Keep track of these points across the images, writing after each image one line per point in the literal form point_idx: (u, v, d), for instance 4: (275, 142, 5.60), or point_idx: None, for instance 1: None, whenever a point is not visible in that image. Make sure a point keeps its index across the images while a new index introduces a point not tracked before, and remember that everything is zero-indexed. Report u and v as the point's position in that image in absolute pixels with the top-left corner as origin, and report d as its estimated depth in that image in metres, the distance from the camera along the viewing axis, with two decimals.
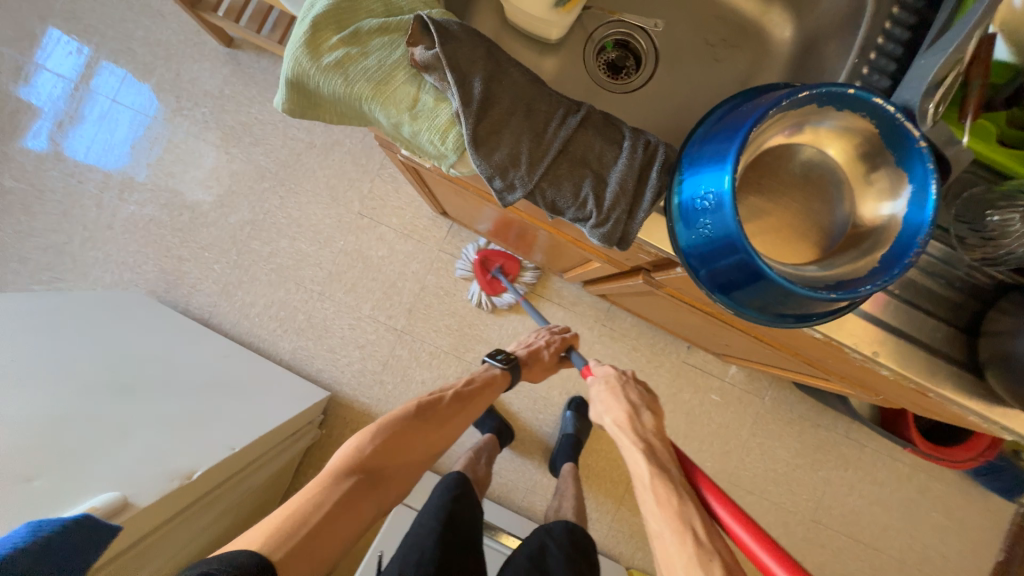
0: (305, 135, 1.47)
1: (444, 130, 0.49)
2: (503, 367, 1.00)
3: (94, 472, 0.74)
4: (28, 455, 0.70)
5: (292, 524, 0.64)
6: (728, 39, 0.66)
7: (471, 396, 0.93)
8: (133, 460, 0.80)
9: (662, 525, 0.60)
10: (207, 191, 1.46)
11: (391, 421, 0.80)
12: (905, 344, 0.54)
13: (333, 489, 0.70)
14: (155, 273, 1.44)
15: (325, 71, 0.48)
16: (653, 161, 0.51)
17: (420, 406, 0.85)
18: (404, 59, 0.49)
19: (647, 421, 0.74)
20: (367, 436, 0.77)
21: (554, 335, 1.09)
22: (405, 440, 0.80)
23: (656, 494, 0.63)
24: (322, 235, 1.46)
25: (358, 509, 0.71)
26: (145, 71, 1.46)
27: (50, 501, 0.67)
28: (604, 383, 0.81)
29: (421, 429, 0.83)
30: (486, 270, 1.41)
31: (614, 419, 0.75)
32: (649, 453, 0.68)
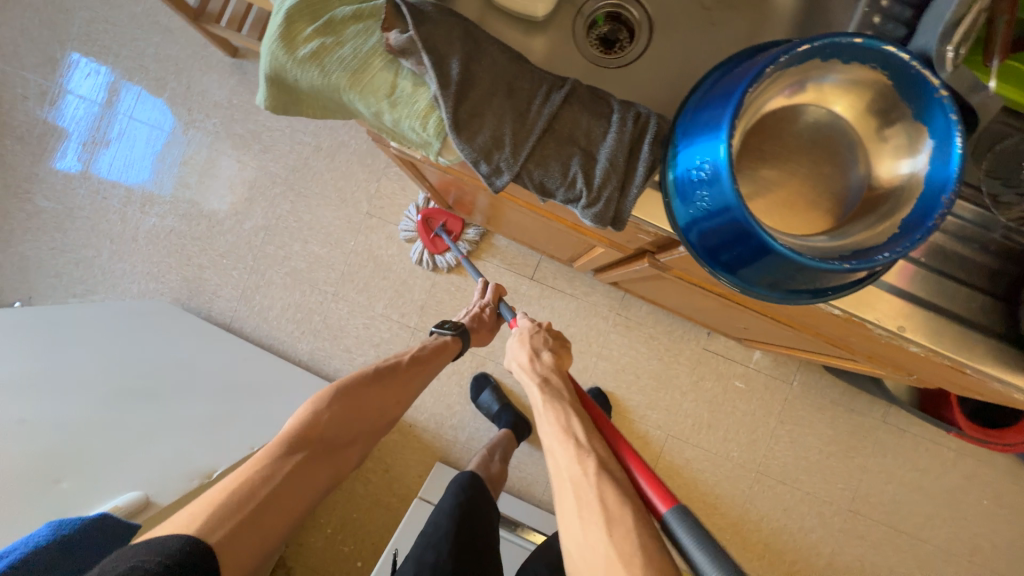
0: (311, 139, 1.49)
1: (424, 116, 0.48)
2: (452, 335, 0.99)
3: (116, 475, 0.77)
4: (54, 460, 0.74)
5: (238, 499, 0.65)
6: (726, 1, 0.62)
7: (426, 361, 0.94)
8: (155, 460, 0.83)
9: (551, 438, 0.65)
10: (223, 200, 1.50)
11: (342, 389, 0.81)
12: (936, 318, 0.49)
13: (286, 457, 0.71)
14: (178, 281, 1.49)
15: (300, 62, 0.47)
16: (644, 133, 0.48)
17: (373, 370, 0.87)
18: (380, 45, 0.47)
19: (547, 355, 0.79)
20: (321, 403, 0.78)
21: (484, 298, 1.10)
22: (357, 405, 0.81)
23: (547, 414, 0.68)
24: (333, 236, 1.48)
25: (311, 475, 0.73)
26: (157, 87, 1.51)
27: (74, 504, 0.71)
28: (518, 332, 0.85)
29: (372, 395, 0.85)
30: (429, 229, 1.41)
31: (518, 362, 0.79)
32: (545, 383, 0.73)
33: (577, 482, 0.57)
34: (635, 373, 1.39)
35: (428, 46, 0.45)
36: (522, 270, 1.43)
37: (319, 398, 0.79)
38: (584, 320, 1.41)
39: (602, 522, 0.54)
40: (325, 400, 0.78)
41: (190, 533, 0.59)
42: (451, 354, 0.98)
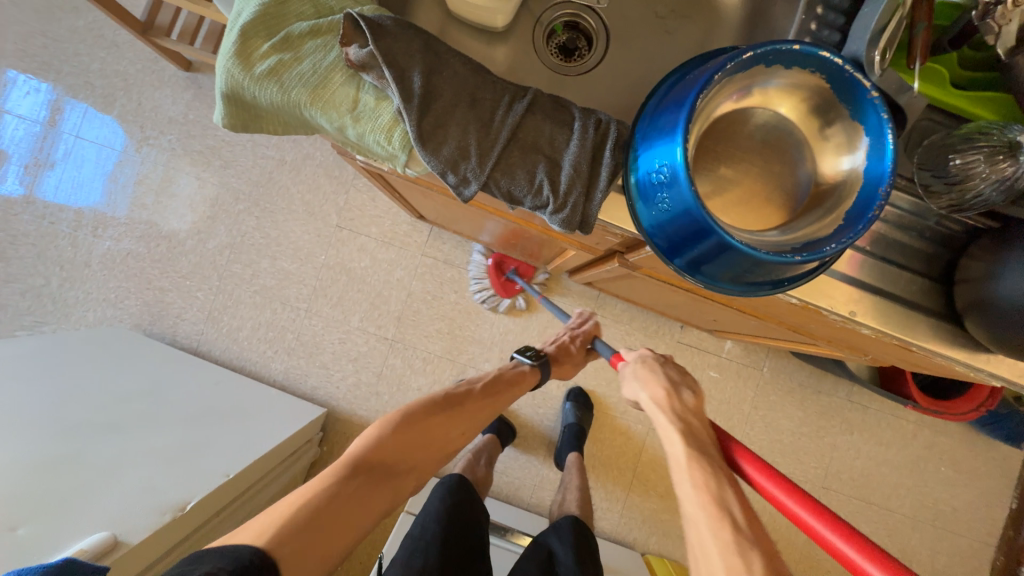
0: (274, 152, 1.45)
1: (388, 130, 0.48)
2: (534, 362, 1.01)
3: (79, 516, 0.73)
4: (8, 506, 0.69)
5: (303, 517, 0.62)
6: (677, 10, 0.65)
7: (500, 392, 0.95)
8: (121, 496, 0.79)
9: (699, 511, 0.50)
10: (183, 218, 1.44)
11: (417, 416, 0.80)
12: (883, 301, 0.53)
13: (349, 478, 0.68)
14: (138, 306, 1.42)
15: (258, 79, 0.47)
16: (606, 139, 0.49)
17: (444, 397, 0.86)
18: (340, 60, 0.47)
19: (688, 399, 0.64)
20: (393, 426, 0.77)
21: (576, 329, 1.11)
22: (431, 430, 0.81)
23: (699, 474, 0.53)
24: (303, 251, 1.44)
25: (372, 501, 0.69)
26: (106, 104, 1.44)
27: (33, 551, 0.66)
28: (642, 363, 0.72)
29: (445, 424, 0.83)
30: (500, 272, 1.38)
31: (653, 397, 0.65)
32: (687, 433, 0.58)
33: None
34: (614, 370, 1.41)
35: (388, 59, 0.46)
36: None
37: (388, 419, 0.78)
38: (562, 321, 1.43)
39: None
40: (400, 424, 0.77)
41: (258, 546, 0.57)
42: (526, 387, 1.00)
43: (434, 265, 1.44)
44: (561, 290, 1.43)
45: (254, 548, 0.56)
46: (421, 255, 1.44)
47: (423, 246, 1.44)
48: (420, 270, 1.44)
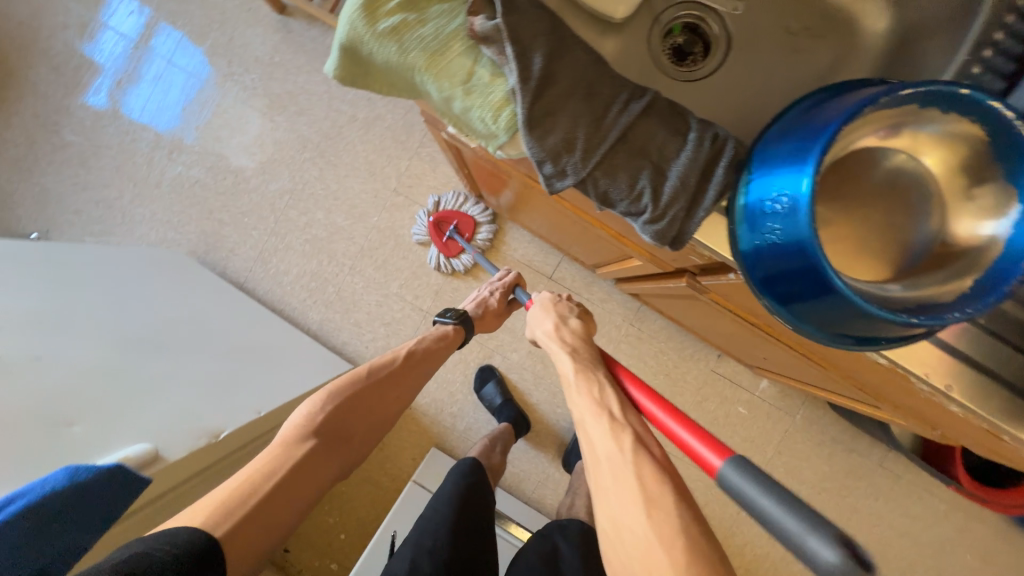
0: (348, 108, 1.47)
1: (497, 108, 0.47)
2: (456, 323, 0.97)
3: (129, 422, 0.77)
4: (69, 401, 0.73)
5: (239, 497, 0.65)
6: (812, 29, 0.61)
7: (432, 362, 0.94)
8: (166, 412, 0.82)
9: (582, 404, 0.63)
10: (251, 157, 1.49)
11: (348, 394, 0.81)
12: (986, 381, 0.49)
13: (287, 456, 0.72)
14: (196, 234, 1.48)
15: (377, 35, 0.46)
16: (720, 155, 0.46)
17: (370, 370, 0.85)
18: (463, 29, 0.46)
19: (575, 323, 0.78)
20: (317, 405, 0.78)
21: (496, 283, 1.07)
22: (358, 403, 0.82)
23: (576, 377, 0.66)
24: (357, 209, 1.46)
25: (314, 471, 0.73)
26: (199, 35, 1.49)
27: (86, 448, 0.70)
28: (539, 304, 0.84)
29: (378, 400, 0.85)
30: (441, 232, 1.40)
31: (544, 331, 0.78)
32: (573, 353, 0.70)
33: (614, 459, 0.55)
34: None
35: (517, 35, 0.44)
36: (541, 269, 1.42)
37: (327, 398, 0.79)
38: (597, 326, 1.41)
39: (644, 505, 0.52)
40: (332, 403, 0.78)
41: (195, 527, 0.60)
42: (451, 345, 0.96)
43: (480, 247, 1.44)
44: (583, 285, 1.41)
45: (189, 530, 0.59)
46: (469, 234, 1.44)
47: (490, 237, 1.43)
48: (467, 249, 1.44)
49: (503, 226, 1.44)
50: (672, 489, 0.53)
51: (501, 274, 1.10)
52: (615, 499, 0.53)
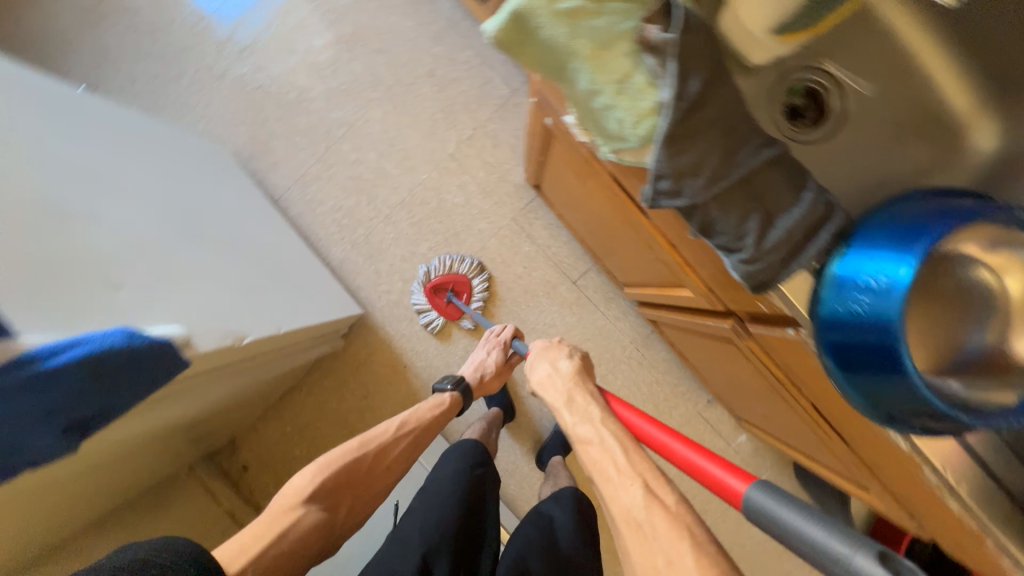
0: (429, 61, 1.46)
1: (641, 116, 0.49)
2: (452, 392, 1.04)
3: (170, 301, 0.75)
4: (120, 263, 0.71)
5: (232, 554, 0.68)
6: (922, 127, 0.64)
7: (425, 436, 0.99)
8: (201, 303, 0.82)
9: (596, 455, 0.67)
10: (320, 79, 1.47)
11: (342, 468, 0.85)
12: (990, 489, 0.53)
13: (279, 522, 0.75)
14: (244, 138, 1.46)
15: (555, 15, 0.48)
16: (828, 221, 0.49)
17: (363, 442, 0.90)
18: (634, 33, 0.48)
19: (565, 368, 0.82)
20: (308, 474, 0.82)
21: (491, 345, 1.15)
22: (351, 471, 0.86)
23: (586, 431, 0.70)
24: (409, 161, 1.47)
25: (306, 539, 0.76)
26: None
27: (135, 313, 0.68)
28: (542, 346, 0.89)
29: (369, 473, 0.89)
30: (440, 298, 1.42)
31: (540, 376, 0.83)
32: (570, 406, 0.75)
33: (627, 512, 0.59)
34: None
35: (693, 48, 0.46)
36: (568, 271, 1.45)
37: (322, 472, 0.82)
38: (605, 340, 1.45)
39: (665, 562, 0.54)
40: (327, 477, 0.82)
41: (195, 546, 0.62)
42: (443, 414, 1.01)
43: (517, 233, 1.46)
44: (603, 298, 1.45)
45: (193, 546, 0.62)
46: (510, 217, 1.46)
47: (528, 227, 1.45)
48: (504, 232, 1.46)
49: (545, 224, 1.45)
50: (689, 541, 0.55)
51: (494, 333, 1.18)
52: (636, 556, 0.57)
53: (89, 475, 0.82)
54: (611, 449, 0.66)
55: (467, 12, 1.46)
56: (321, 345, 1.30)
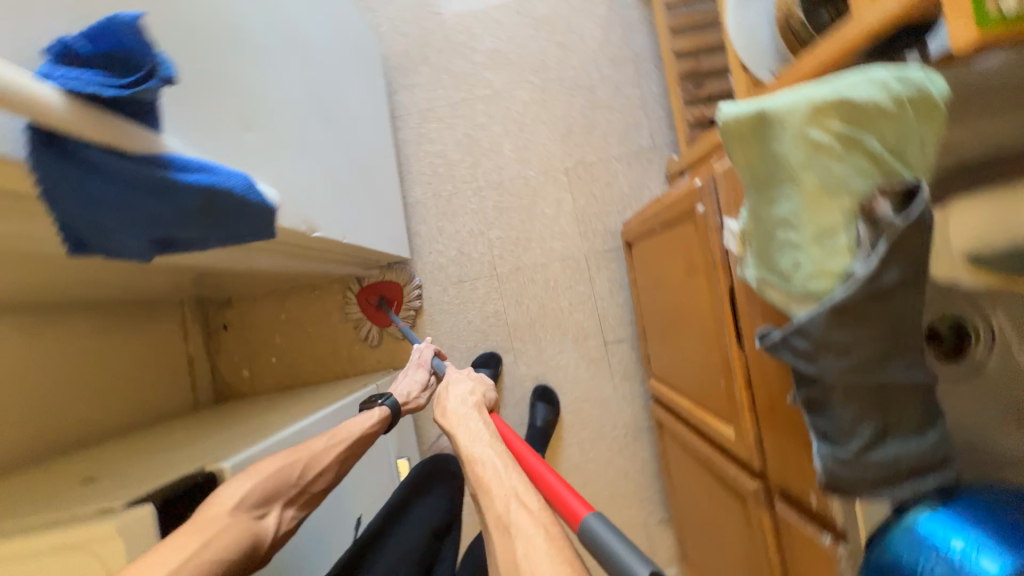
0: (596, 78, 1.47)
1: (822, 273, 0.48)
2: (386, 414, 0.90)
3: (280, 163, 0.73)
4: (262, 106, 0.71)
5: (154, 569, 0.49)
6: None
7: (359, 451, 0.83)
8: (303, 178, 0.81)
9: (483, 473, 0.60)
10: (494, 38, 1.49)
11: (270, 474, 0.67)
12: None
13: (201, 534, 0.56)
14: (400, 48, 1.48)
15: (801, 135, 0.46)
16: (933, 470, 0.47)
17: (296, 453, 0.72)
18: (862, 196, 0.46)
19: (471, 399, 0.77)
20: (240, 482, 0.63)
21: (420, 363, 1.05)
22: (282, 480, 0.68)
23: (479, 450, 0.64)
24: (527, 153, 1.47)
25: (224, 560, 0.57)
26: None
27: (248, 158, 0.65)
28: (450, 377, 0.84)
29: (300, 486, 0.71)
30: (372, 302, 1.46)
31: (449, 402, 0.77)
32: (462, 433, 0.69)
33: (496, 521, 0.54)
34: (586, 481, 1.40)
35: (918, 236, 0.44)
36: (607, 330, 1.43)
37: (246, 475, 0.64)
38: (602, 409, 1.43)
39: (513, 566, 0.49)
40: (254, 483, 0.64)
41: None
42: (378, 427, 0.87)
43: (582, 270, 1.44)
44: (622, 372, 1.43)
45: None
46: (585, 254, 1.45)
47: (594, 271, 1.44)
48: (572, 262, 1.45)
49: (610, 277, 1.44)
50: (541, 542, 0.50)
51: (419, 349, 1.08)
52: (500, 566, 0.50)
53: (119, 267, 0.83)
54: (491, 459, 0.62)
55: (656, 57, 1.47)
56: (357, 266, 1.30)
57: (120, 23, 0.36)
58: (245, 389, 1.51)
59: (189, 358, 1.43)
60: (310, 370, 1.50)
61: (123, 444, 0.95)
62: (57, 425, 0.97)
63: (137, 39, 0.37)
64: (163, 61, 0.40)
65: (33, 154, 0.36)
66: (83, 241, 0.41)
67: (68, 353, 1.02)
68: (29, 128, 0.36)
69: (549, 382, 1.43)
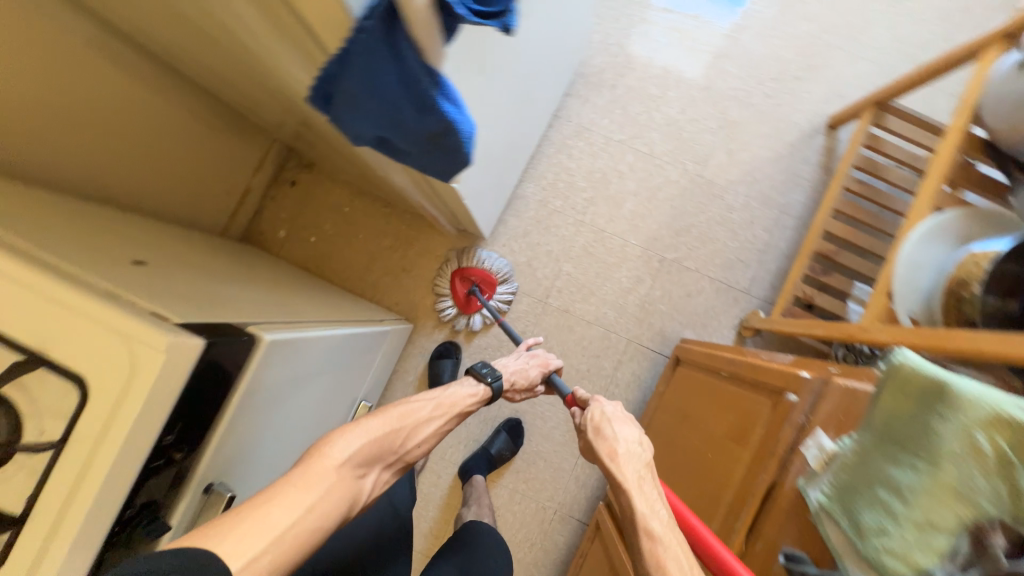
0: (740, 202, 1.47)
1: (899, 555, 0.47)
2: (488, 391, 0.93)
3: (480, 111, 0.73)
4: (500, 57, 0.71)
5: (250, 525, 0.56)
6: None
7: (456, 424, 0.90)
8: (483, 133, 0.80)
9: (666, 561, 0.65)
10: (681, 109, 1.49)
11: (373, 437, 0.73)
12: None
13: (311, 494, 0.62)
14: (599, 62, 1.49)
15: (964, 432, 0.46)
16: None
17: (400, 416, 0.79)
18: (984, 518, 0.46)
19: (635, 443, 0.80)
20: (348, 439, 0.70)
21: (534, 366, 1.07)
22: (386, 443, 0.75)
23: (660, 526, 0.68)
24: (641, 221, 1.47)
25: (327, 515, 0.63)
26: (795, 45, 1.51)
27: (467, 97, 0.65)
28: (595, 415, 0.84)
29: (396, 450, 0.77)
30: (465, 286, 1.43)
31: (609, 447, 0.80)
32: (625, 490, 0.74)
33: None
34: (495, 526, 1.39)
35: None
36: None
37: (350, 430, 0.71)
38: (550, 476, 1.42)
39: None
40: (358, 444, 0.70)
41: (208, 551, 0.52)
42: (477, 406, 0.92)
43: (615, 350, 1.44)
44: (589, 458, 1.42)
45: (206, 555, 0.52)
46: (629, 338, 1.44)
47: (626, 358, 1.44)
48: (612, 337, 1.44)
49: (635, 373, 1.43)
50: None
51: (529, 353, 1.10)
52: None
53: (277, 87, 0.84)
54: (675, 549, 0.66)
55: (801, 221, 1.47)
56: (441, 216, 1.29)
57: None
58: (271, 245, 1.50)
59: (244, 189, 1.43)
60: (336, 269, 1.49)
61: (149, 228, 0.93)
62: (94, 161, 0.95)
63: None
64: (512, 11, 0.39)
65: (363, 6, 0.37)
66: (330, 94, 0.41)
67: (152, 114, 1.01)
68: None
69: (523, 421, 1.43)
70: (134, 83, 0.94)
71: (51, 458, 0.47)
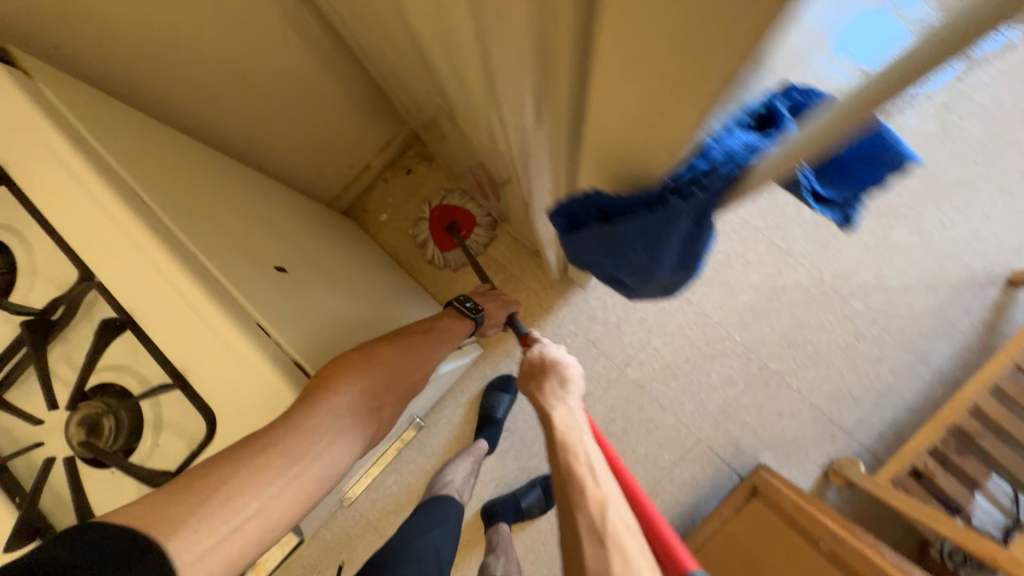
0: (872, 332, 1.30)
1: None
2: (468, 320, 0.89)
3: None
4: None
5: (237, 467, 0.50)
6: None
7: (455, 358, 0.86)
8: None
9: (578, 467, 0.69)
10: None
11: (379, 368, 0.66)
12: None
13: (315, 431, 0.55)
14: None
15: None
16: None
17: (398, 342, 0.72)
18: None
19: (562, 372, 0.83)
20: (355, 372, 0.62)
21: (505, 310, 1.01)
22: (393, 372, 0.68)
23: (575, 442, 0.72)
24: (752, 318, 1.33)
25: (337, 451, 0.57)
26: (999, 179, 1.29)
27: None
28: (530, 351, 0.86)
29: (409, 383, 0.71)
30: (440, 222, 1.42)
31: (532, 381, 0.82)
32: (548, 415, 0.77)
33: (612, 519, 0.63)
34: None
35: None
36: None
37: (353, 360, 0.63)
38: None
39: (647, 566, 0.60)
40: (365, 377, 0.63)
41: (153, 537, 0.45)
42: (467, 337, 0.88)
43: (680, 444, 1.32)
44: None
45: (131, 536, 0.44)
46: (700, 437, 1.31)
47: (690, 457, 1.31)
48: (682, 431, 1.32)
49: (694, 477, 1.30)
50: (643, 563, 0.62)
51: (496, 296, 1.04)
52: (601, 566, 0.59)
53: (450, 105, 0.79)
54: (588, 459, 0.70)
55: (938, 376, 1.27)
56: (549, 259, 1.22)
57: (898, 151, 0.34)
58: (370, 226, 1.49)
59: (363, 166, 1.42)
60: (423, 269, 1.46)
61: (279, 200, 0.92)
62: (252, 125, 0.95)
63: (887, 172, 0.34)
64: (856, 201, 0.38)
65: (717, 158, 0.32)
66: (616, 210, 0.41)
67: (316, 92, 1.00)
68: (762, 152, 0.31)
69: None
70: (313, 60, 0.93)
71: (189, 456, 0.59)
